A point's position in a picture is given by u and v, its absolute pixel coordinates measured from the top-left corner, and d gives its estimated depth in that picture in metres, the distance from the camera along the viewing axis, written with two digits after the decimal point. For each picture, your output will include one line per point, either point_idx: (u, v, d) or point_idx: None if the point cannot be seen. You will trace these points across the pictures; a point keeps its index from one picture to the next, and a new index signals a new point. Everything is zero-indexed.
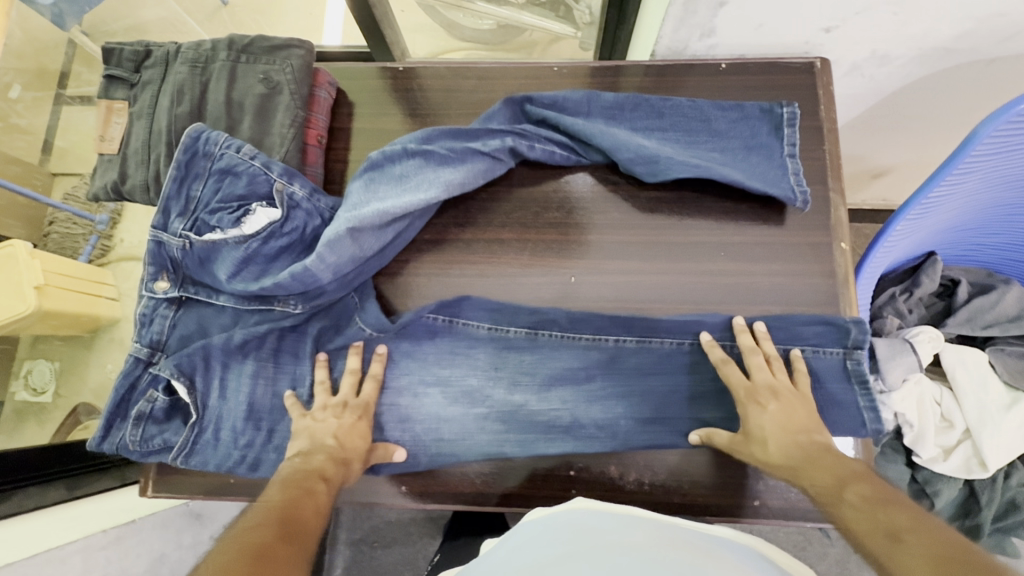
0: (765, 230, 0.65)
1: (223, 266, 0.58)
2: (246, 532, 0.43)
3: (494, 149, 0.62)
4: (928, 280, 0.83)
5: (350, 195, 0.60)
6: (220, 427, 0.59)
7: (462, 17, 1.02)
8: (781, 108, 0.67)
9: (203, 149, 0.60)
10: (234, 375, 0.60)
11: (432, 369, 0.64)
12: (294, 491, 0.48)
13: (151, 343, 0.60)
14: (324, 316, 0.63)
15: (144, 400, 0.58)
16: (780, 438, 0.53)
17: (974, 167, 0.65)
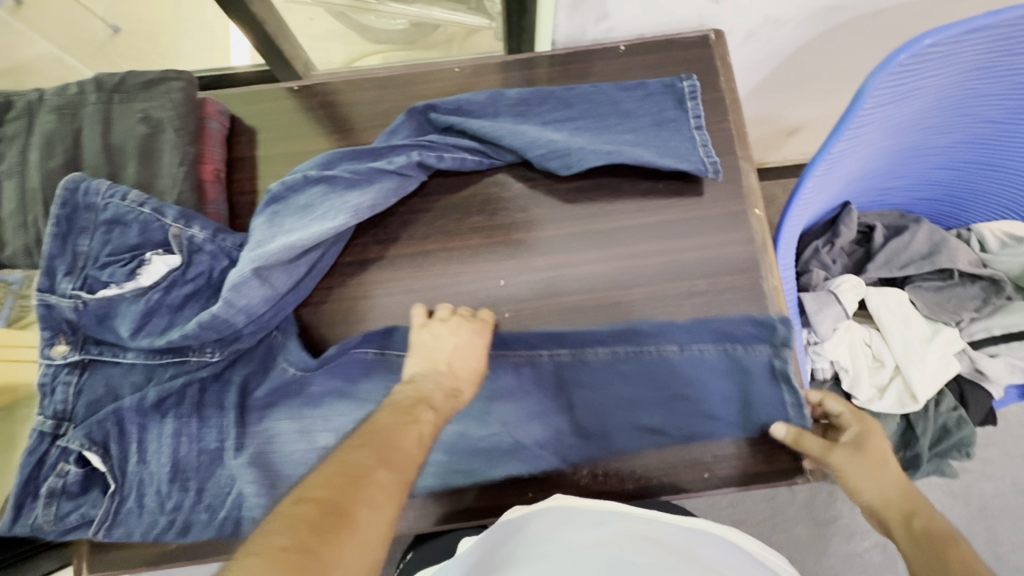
0: (683, 205, 0.66)
1: (125, 322, 0.55)
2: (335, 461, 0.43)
3: (401, 166, 0.61)
4: (847, 228, 0.87)
5: (254, 232, 0.58)
6: (143, 493, 0.56)
7: (373, 21, 1.07)
8: (681, 81, 0.68)
9: (85, 200, 0.56)
10: (154, 436, 0.57)
11: (336, 410, 0.60)
12: (400, 419, 0.49)
13: (57, 413, 0.55)
14: (248, 361, 0.61)
15: (54, 476, 0.54)
16: (884, 488, 0.56)
17: (872, 119, 0.67)
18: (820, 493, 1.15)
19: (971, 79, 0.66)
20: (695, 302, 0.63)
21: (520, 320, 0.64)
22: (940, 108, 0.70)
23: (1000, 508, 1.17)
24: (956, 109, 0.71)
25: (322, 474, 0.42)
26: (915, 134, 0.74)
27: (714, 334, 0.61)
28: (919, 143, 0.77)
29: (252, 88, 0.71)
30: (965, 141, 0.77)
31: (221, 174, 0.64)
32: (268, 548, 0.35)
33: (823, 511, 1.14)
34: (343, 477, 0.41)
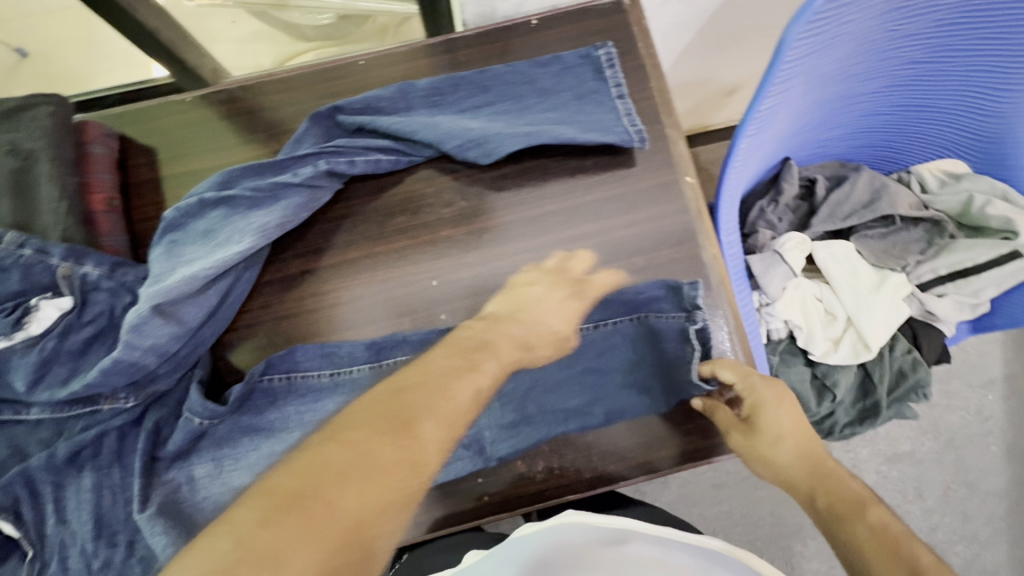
0: (613, 181, 0.63)
1: (19, 377, 0.51)
2: (359, 412, 0.43)
3: (307, 176, 0.57)
4: (789, 184, 0.86)
5: (152, 264, 0.54)
6: (65, 556, 0.52)
7: (300, 17, 1.12)
8: (597, 50, 0.65)
9: None
10: (71, 493, 0.53)
11: (250, 446, 0.55)
12: (456, 362, 0.48)
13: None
14: (162, 406, 0.57)
15: None
16: (793, 442, 0.57)
17: (793, 72, 0.65)
18: None
19: (891, 20, 0.64)
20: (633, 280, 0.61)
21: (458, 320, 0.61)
22: (864, 53, 0.69)
23: (969, 439, 1.19)
24: (879, 53, 0.69)
25: (333, 424, 0.42)
26: (843, 82, 0.73)
27: (627, 306, 0.60)
28: (848, 90, 0.75)
29: (143, 104, 0.66)
30: (893, 84, 0.76)
31: (114, 202, 0.60)
32: (273, 493, 0.36)
33: None
34: (384, 431, 0.41)
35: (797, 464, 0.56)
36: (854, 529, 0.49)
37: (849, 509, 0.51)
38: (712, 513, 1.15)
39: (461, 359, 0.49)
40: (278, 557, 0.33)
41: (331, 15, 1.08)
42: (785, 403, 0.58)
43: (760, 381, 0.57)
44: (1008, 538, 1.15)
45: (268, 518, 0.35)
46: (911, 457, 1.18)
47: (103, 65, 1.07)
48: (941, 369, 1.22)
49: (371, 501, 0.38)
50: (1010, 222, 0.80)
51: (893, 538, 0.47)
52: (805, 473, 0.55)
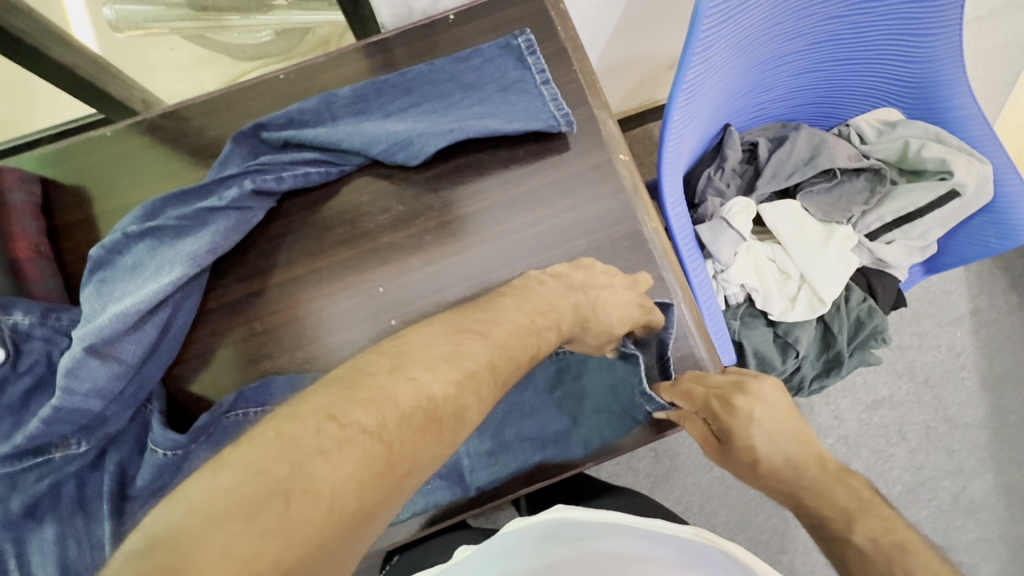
0: (547, 168, 0.63)
1: None
2: (425, 362, 0.45)
3: (234, 199, 0.57)
4: (732, 151, 0.87)
5: (83, 306, 0.54)
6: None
7: (237, 37, 1.05)
8: (516, 39, 0.64)
9: None
10: (35, 547, 0.51)
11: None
12: (522, 324, 0.53)
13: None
14: (119, 445, 0.54)
15: None
16: (776, 446, 0.54)
17: (713, 40, 0.65)
18: None
19: None
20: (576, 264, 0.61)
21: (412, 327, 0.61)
22: (781, 14, 0.70)
23: (942, 377, 1.22)
24: (796, 12, 0.70)
25: (397, 366, 0.44)
26: (768, 44, 0.74)
27: None
28: (774, 53, 0.77)
29: (62, 144, 0.65)
30: (818, 41, 0.77)
31: (41, 248, 0.59)
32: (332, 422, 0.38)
33: None
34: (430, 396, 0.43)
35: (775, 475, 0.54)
36: (846, 547, 0.48)
37: (837, 522, 0.49)
38: (706, 481, 1.17)
39: (528, 318, 0.54)
40: (329, 486, 0.35)
41: (270, 31, 1.02)
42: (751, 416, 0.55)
43: (721, 406, 0.54)
44: (990, 466, 1.19)
45: (328, 443, 0.37)
46: (891, 401, 1.20)
47: (33, 107, 1.04)
48: (908, 313, 1.24)
49: (419, 451, 0.41)
50: (945, 163, 0.81)
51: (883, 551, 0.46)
52: (787, 481, 0.53)
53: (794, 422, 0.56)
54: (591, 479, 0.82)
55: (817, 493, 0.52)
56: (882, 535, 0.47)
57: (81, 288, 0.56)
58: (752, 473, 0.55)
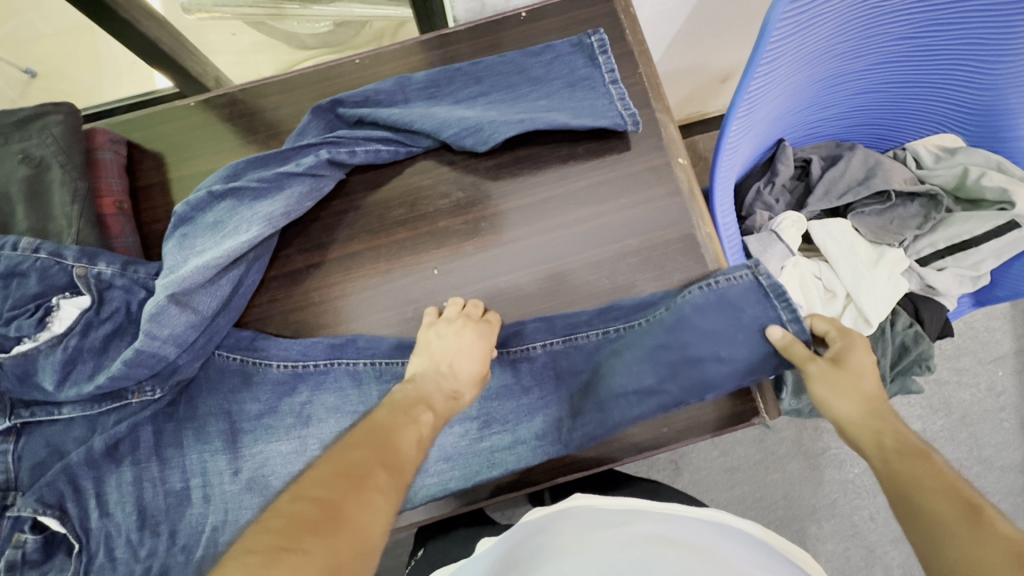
0: (605, 165, 0.64)
1: (47, 376, 0.53)
2: (324, 466, 0.38)
3: (309, 165, 0.59)
4: (784, 165, 0.87)
5: (166, 257, 0.57)
6: (113, 547, 0.55)
7: (297, 27, 1.08)
8: (589, 37, 0.65)
9: None
10: (112, 485, 0.56)
11: (334, 425, 0.60)
12: (398, 417, 0.47)
13: (0, 485, 0.55)
14: (191, 394, 0.60)
15: (12, 547, 0.53)
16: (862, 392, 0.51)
17: (780, 52, 0.66)
18: (806, 428, 1.17)
19: None
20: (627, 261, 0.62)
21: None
22: (850, 31, 0.69)
23: (980, 416, 1.18)
24: (864, 30, 0.70)
25: (303, 486, 0.36)
26: (830, 61, 0.74)
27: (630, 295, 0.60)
28: (837, 69, 0.76)
29: (146, 111, 0.68)
30: (879, 62, 0.77)
31: (123, 205, 0.62)
32: (252, 554, 0.31)
33: (812, 444, 1.16)
34: (343, 478, 0.37)
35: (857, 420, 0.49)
36: (912, 469, 0.43)
37: (906, 458, 0.45)
38: (726, 498, 1.15)
39: (444, 364, 0.55)
40: None
41: (330, 23, 1.07)
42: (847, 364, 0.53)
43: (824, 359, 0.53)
44: None
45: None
46: (923, 435, 1.18)
47: (109, 77, 1.10)
48: (948, 347, 1.21)
49: (363, 532, 0.35)
50: (1006, 193, 0.80)
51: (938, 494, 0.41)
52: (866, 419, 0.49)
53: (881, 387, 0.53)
54: (618, 474, 0.82)
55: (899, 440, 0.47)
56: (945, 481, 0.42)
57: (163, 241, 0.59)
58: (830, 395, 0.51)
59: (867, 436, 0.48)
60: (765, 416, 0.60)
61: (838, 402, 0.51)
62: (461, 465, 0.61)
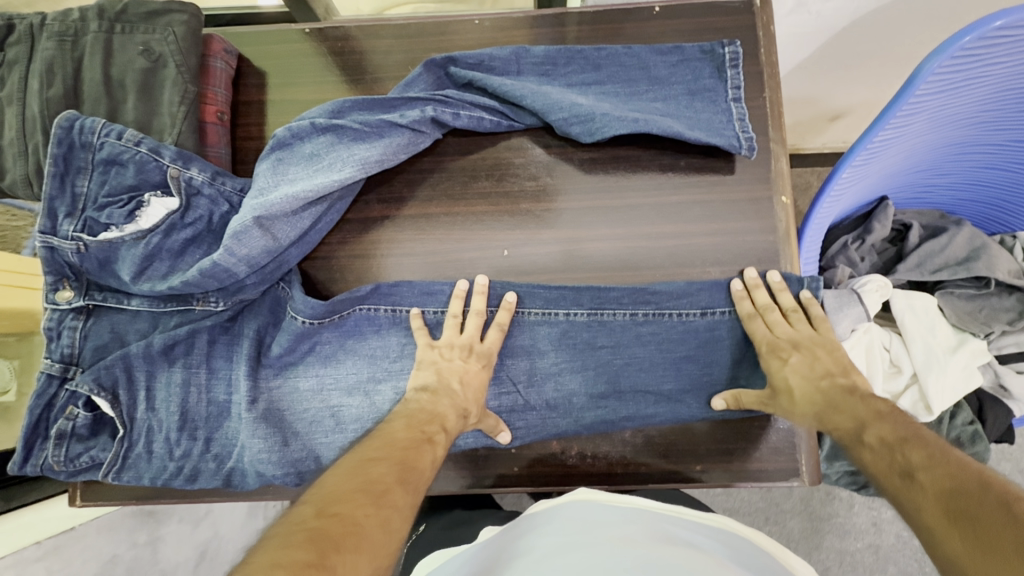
0: (703, 186, 0.61)
1: (125, 267, 0.54)
2: (347, 481, 0.40)
3: (413, 119, 0.58)
4: (880, 225, 0.81)
5: (258, 178, 0.57)
6: (151, 440, 0.58)
7: None
8: (722, 47, 0.61)
9: (80, 140, 0.54)
10: (162, 383, 0.58)
11: (352, 367, 0.60)
12: (414, 435, 0.48)
13: (64, 357, 0.56)
14: (254, 316, 0.61)
15: (64, 418, 0.56)
16: (810, 375, 0.53)
17: (921, 107, 0.61)
18: (817, 490, 1.14)
19: None
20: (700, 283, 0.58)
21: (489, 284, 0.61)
22: (1001, 100, 0.63)
23: None
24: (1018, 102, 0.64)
25: (320, 499, 0.38)
26: (968, 128, 0.68)
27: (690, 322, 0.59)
28: (970, 138, 0.70)
29: (261, 27, 0.68)
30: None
31: (224, 116, 0.63)
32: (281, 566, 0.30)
33: (819, 508, 1.13)
34: (363, 492, 0.39)
35: (816, 401, 0.51)
36: (861, 450, 0.45)
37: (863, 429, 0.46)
38: None
39: (455, 383, 0.55)
40: None
41: None
42: (792, 354, 0.54)
43: (767, 345, 0.55)
44: None
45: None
46: None
47: None
48: (994, 448, 1.14)
49: (381, 541, 0.36)
50: None
51: (889, 451, 0.43)
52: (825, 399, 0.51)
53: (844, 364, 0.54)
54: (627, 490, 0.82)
55: (864, 406, 0.48)
56: (900, 432, 0.44)
57: (258, 161, 0.59)
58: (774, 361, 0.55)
59: (829, 424, 0.50)
60: (805, 478, 0.58)
61: (785, 377, 0.54)
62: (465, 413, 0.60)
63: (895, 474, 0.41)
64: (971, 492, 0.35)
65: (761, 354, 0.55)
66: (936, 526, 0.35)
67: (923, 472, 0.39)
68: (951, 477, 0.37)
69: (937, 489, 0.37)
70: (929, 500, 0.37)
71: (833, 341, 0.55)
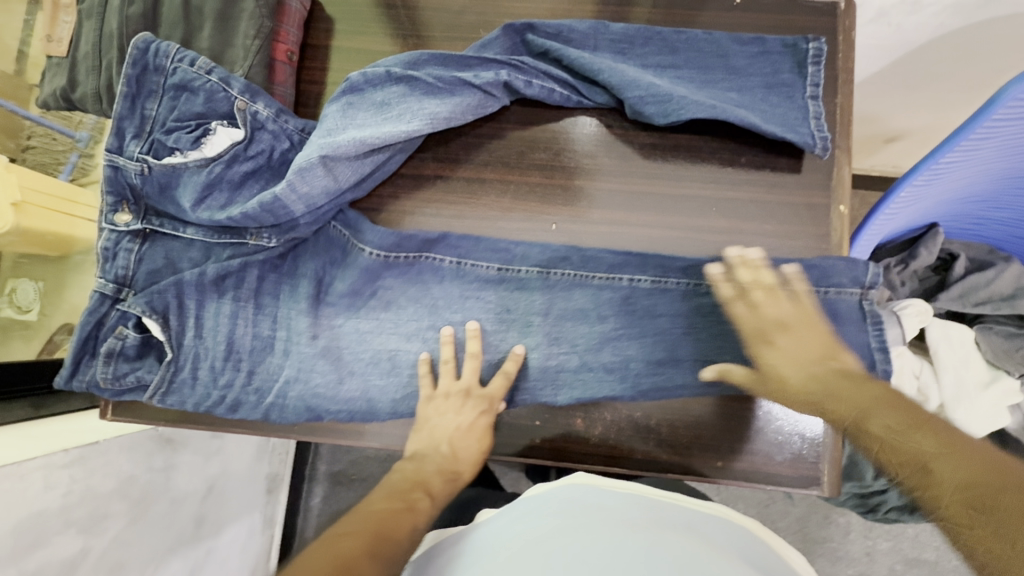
0: (761, 185, 0.61)
1: (187, 193, 0.55)
2: (317, 557, 0.41)
3: (487, 81, 0.58)
4: (926, 252, 0.81)
5: (327, 118, 0.57)
6: (198, 366, 0.58)
7: None
8: (806, 43, 0.59)
9: (154, 62, 0.55)
10: (211, 312, 0.58)
11: (413, 316, 0.61)
12: (393, 505, 0.50)
13: (117, 278, 0.57)
14: (314, 257, 0.62)
15: (114, 338, 0.56)
16: (809, 359, 0.49)
17: (994, 133, 0.59)
18: (816, 511, 1.13)
19: None
20: (763, 277, 0.55)
21: (507, 241, 0.61)
22: None
23: None
24: None
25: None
26: None
27: None
28: None
29: None
30: None
31: (293, 57, 0.62)
32: None
33: (815, 529, 1.13)
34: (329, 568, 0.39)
35: (809, 388, 0.47)
36: (863, 437, 0.42)
37: (863, 411, 0.42)
38: None
39: (445, 448, 0.56)
40: None
41: None
42: (781, 335, 0.51)
43: (752, 328, 0.53)
44: None
45: None
46: (933, 567, 1.09)
47: None
48: None
49: None
50: None
51: (895, 439, 0.39)
52: (824, 386, 0.46)
53: (836, 341, 0.50)
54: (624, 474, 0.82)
55: (859, 387, 0.44)
56: (905, 417, 0.40)
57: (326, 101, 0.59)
58: (760, 338, 0.52)
59: (825, 406, 0.45)
60: (825, 488, 0.58)
61: (785, 367, 0.49)
62: (528, 379, 0.59)
63: (911, 465, 0.37)
64: (996, 483, 0.33)
65: (751, 340, 0.53)
66: (964, 523, 0.33)
67: (939, 462, 0.36)
68: (979, 469, 0.34)
69: (961, 483, 0.34)
70: (954, 497, 0.34)
71: (817, 320, 0.51)
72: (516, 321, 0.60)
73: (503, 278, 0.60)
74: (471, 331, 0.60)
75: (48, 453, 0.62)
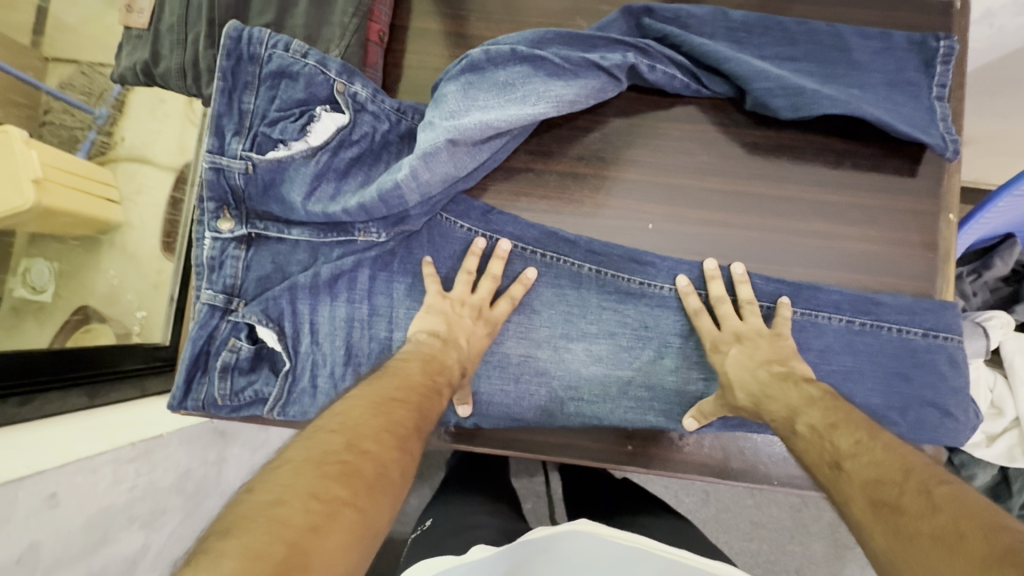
0: (868, 189, 0.59)
1: (296, 186, 0.52)
2: (368, 415, 0.38)
3: (614, 64, 0.55)
4: (1001, 263, 0.79)
5: (445, 100, 0.54)
6: (316, 374, 0.56)
7: None
8: (936, 40, 0.57)
9: (248, 52, 0.51)
10: (325, 316, 0.56)
11: (546, 321, 0.60)
12: (428, 382, 0.46)
13: (228, 288, 0.54)
14: (432, 254, 0.59)
15: (228, 351, 0.54)
16: (759, 366, 0.51)
17: None
18: None
19: None
20: (882, 303, 0.56)
21: (600, 241, 0.59)
22: None
23: None
24: None
25: (351, 430, 0.36)
26: None
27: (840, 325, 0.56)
28: None
29: None
30: None
31: (384, 38, 0.59)
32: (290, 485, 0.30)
33: None
34: (384, 431, 0.37)
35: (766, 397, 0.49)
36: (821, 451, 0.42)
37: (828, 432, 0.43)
38: None
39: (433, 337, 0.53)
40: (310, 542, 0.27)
41: None
42: (733, 345, 0.53)
43: (710, 340, 0.55)
44: None
45: (297, 506, 0.28)
46: None
47: None
48: None
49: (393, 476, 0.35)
50: None
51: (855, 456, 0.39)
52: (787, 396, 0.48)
53: (789, 350, 0.53)
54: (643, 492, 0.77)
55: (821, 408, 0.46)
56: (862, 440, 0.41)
57: (441, 80, 0.56)
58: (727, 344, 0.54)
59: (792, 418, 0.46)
60: None
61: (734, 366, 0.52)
62: (662, 402, 0.58)
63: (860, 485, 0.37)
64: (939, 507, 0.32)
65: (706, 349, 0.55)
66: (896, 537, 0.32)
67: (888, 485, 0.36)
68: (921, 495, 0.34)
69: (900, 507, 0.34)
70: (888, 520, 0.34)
71: (779, 336, 0.54)
72: (653, 339, 0.58)
73: (645, 292, 0.59)
74: (524, 279, 0.58)
75: (117, 448, 0.61)
